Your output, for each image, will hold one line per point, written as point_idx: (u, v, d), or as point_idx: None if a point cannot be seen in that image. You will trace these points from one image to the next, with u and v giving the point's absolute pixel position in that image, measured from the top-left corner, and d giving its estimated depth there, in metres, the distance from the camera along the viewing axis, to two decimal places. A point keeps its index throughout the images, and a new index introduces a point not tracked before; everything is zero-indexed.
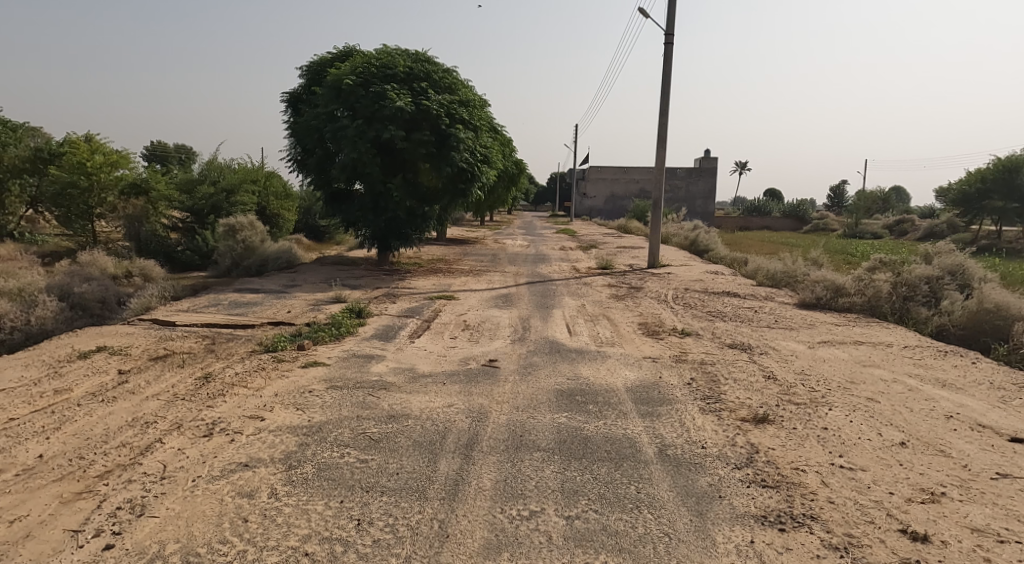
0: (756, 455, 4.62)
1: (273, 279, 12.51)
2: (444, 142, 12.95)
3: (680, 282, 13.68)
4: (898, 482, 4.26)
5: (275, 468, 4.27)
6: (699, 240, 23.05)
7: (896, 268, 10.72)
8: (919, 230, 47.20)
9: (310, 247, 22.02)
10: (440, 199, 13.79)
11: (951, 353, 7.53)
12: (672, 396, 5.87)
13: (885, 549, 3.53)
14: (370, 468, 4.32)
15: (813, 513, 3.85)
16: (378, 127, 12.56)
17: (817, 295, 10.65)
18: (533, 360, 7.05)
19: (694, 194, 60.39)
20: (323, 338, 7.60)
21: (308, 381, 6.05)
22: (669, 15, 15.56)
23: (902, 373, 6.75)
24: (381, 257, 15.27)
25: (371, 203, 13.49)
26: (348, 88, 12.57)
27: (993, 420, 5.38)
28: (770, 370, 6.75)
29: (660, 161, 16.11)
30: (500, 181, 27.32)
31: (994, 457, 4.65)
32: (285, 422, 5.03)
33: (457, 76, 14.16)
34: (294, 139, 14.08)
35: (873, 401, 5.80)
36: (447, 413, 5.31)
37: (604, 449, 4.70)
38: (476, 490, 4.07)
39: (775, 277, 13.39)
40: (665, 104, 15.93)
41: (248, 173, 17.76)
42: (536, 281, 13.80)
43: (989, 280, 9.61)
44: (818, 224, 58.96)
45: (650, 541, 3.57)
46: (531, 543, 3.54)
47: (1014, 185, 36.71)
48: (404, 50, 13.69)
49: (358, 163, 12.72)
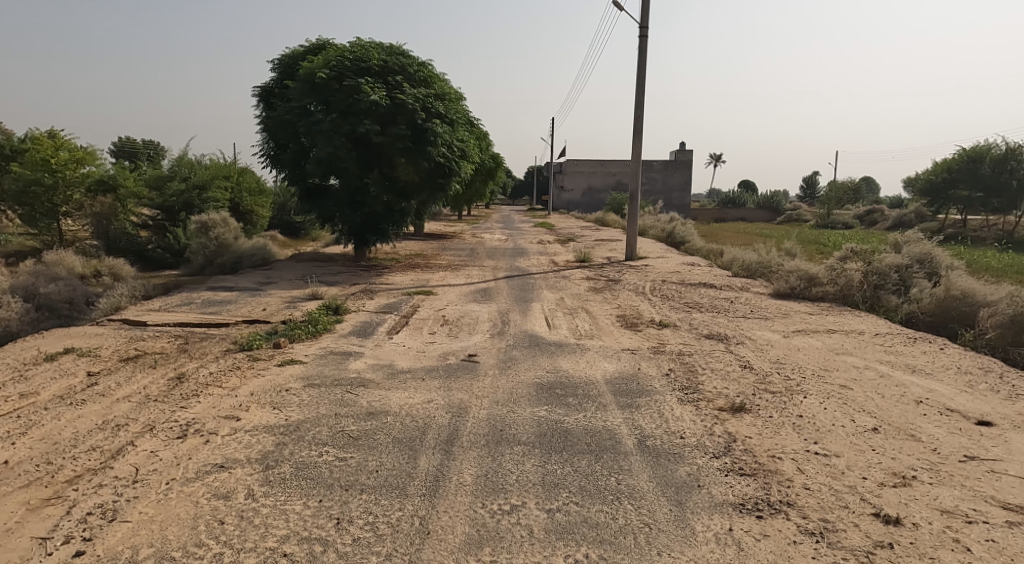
0: (733, 443, 4.68)
1: (247, 276, 12.31)
2: (420, 136, 12.85)
3: (657, 274, 13.77)
4: (871, 466, 4.35)
5: (252, 468, 4.21)
6: (675, 233, 23.22)
7: (867, 258, 10.92)
8: (888, 220, 48.14)
9: (286, 244, 21.75)
10: (418, 193, 13.70)
11: (921, 340, 7.69)
12: (650, 388, 5.91)
13: (859, 533, 3.59)
14: (350, 465, 4.28)
15: (789, 500, 3.91)
16: (353, 121, 12.43)
17: (791, 285, 10.80)
18: (513, 354, 7.04)
19: (671, 186, 60.94)
20: (299, 336, 7.51)
21: (285, 379, 5.97)
22: (644, 8, 15.60)
23: (874, 360, 6.89)
24: (358, 254, 15.12)
25: (347, 198, 13.30)
26: (321, 82, 12.38)
27: (960, 404, 5.52)
28: (746, 360, 6.84)
29: (636, 152, 16.18)
30: (477, 176, 27.21)
31: (961, 440, 4.77)
32: (262, 421, 4.96)
33: (433, 69, 14.03)
34: (266, 134, 13.84)
35: (846, 389, 5.90)
36: (427, 409, 5.29)
37: (585, 441, 4.72)
38: (457, 485, 4.06)
39: (750, 268, 13.56)
40: (641, 96, 16.00)
41: (220, 169, 17.46)
42: (514, 275, 13.77)
43: (956, 267, 9.85)
44: (791, 215, 59.86)
45: (631, 532, 3.59)
46: (512, 538, 3.54)
47: (978, 175, 37.30)
48: (378, 43, 13.51)
49: (334, 158, 12.54)
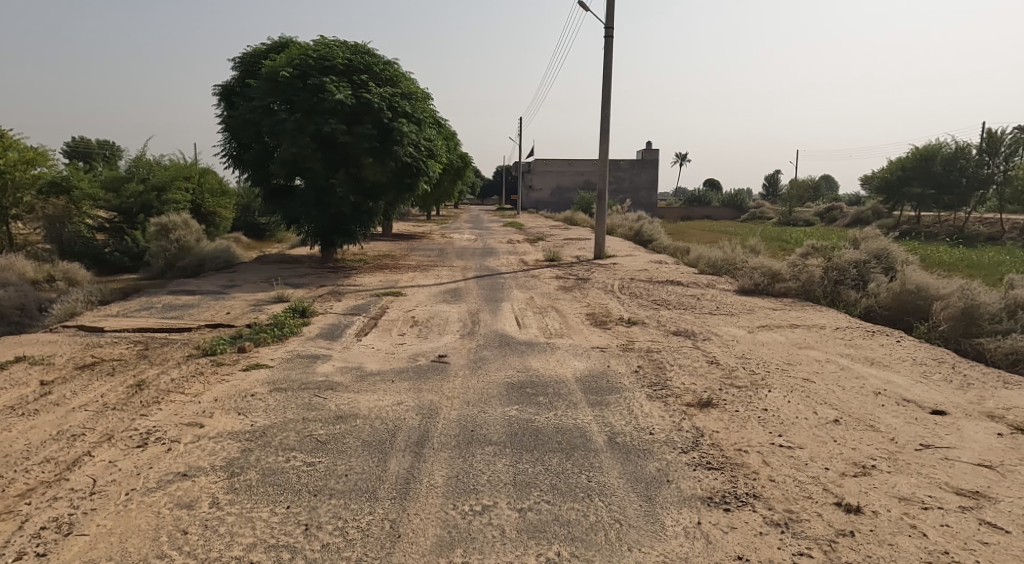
0: (701, 438, 4.76)
1: (210, 280, 12.02)
2: (387, 136, 12.73)
3: (626, 272, 13.90)
4: (833, 457, 4.47)
5: (217, 476, 4.12)
6: (643, 231, 23.55)
7: (827, 254, 11.22)
8: (847, 216, 49.51)
9: (249, 245, 21.41)
10: (385, 194, 13.58)
11: (879, 333, 7.93)
12: (620, 385, 5.96)
13: (821, 522, 3.68)
14: (318, 470, 4.22)
15: (755, 492, 3.99)
16: (318, 120, 12.27)
17: (755, 281, 11.02)
18: (483, 354, 7.02)
19: (639, 185, 61.64)
20: (265, 340, 7.37)
21: (250, 385, 5.84)
22: (609, 8, 15.75)
23: (835, 353, 7.08)
24: (325, 255, 14.91)
25: (313, 198, 13.10)
26: (284, 80, 12.18)
27: (916, 394, 5.71)
28: (713, 355, 6.95)
29: (603, 151, 16.32)
30: (445, 176, 27.09)
31: (918, 429, 4.93)
32: (226, 427, 4.86)
33: (399, 68, 13.92)
34: (228, 134, 13.55)
35: (808, 382, 6.05)
36: (397, 411, 5.24)
37: (555, 439, 4.74)
38: (428, 487, 4.03)
39: (716, 265, 13.80)
40: (607, 96, 16.13)
41: (180, 170, 17.04)
42: (484, 275, 13.75)
43: (911, 263, 10.18)
44: (754, 213, 61.12)
45: (602, 528, 3.62)
46: (484, 538, 3.53)
47: (930, 173, 38.57)
48: (343, 42, 13.34)
49: (298, 158, 12.34)
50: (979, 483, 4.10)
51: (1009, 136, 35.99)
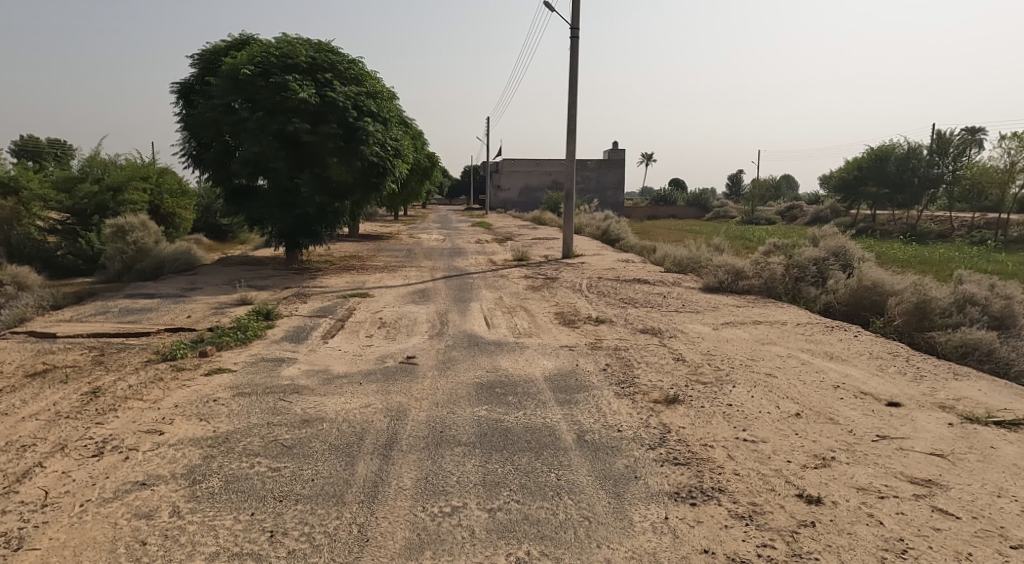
0: (668, 434, 4.82)
1: (169, 283, 11.72)
2: (352, 135, 12.59)
3: (593, 271, 14.01)
4: (794, 450, 4.58)
5: (177, 484, 4.01)
6: (610, 230, 23.80)
7: (788, 252, 11.49)
8: (807, 215, 50.80)
9: (211, 246, 20.98)
10: (351, 194, 13.41)
11: (837, 328, 8.15)
12: (588, 383, 6.00)
13: (784, 513, 3.77)
14: (284, 476, 4.14)
15: (721, 486, 4.06)
16: (281, 120, 12.09)
17: (720, 279, 11.22)
18: (452, 355, 7.00)
19: (606, 185, 62.21)
20: (227, 343, 7.21)
21: (213, 389, 5.72)
22: (574, 9, 15.84)
23: (796, 349, 7.25)
24: (289, 256, 14.67)
25: (277, 199, 12.86)
26: (246, 78, 11.94)
27: (873, 387, 5.88)
28: (679, 352, 7.05)
29: (570, 151, 16.42)
30: (412, 176, 26.90)
31: (875, 421, 5.08)
32: (187, 434, 4.73)
33: (364, 67, 13.78)
34: (187, 132, 13.21)
35: (771, 376, 6.19)
36: (365, 413, 5.18)
37: (525, 438, 4.74)
38: (397, 489, 3.99)
39: (681, 263, 14.03)
40: (574, 96, 16.23)
41: (137, 170, 16.57)
42: (453, 275, 13.70)
43: (867, 260, 10.50)
44: (718, 212, 62.25)
45: (571, 526, 3.64)
46: (454, 540, 3.51)
47: (884, 173, 39.87)
48: (306, 40, 13.14)
49: (261, 158, 12.11)
50: (932, 471, 4.25)
51: (957, 137, 37.35)
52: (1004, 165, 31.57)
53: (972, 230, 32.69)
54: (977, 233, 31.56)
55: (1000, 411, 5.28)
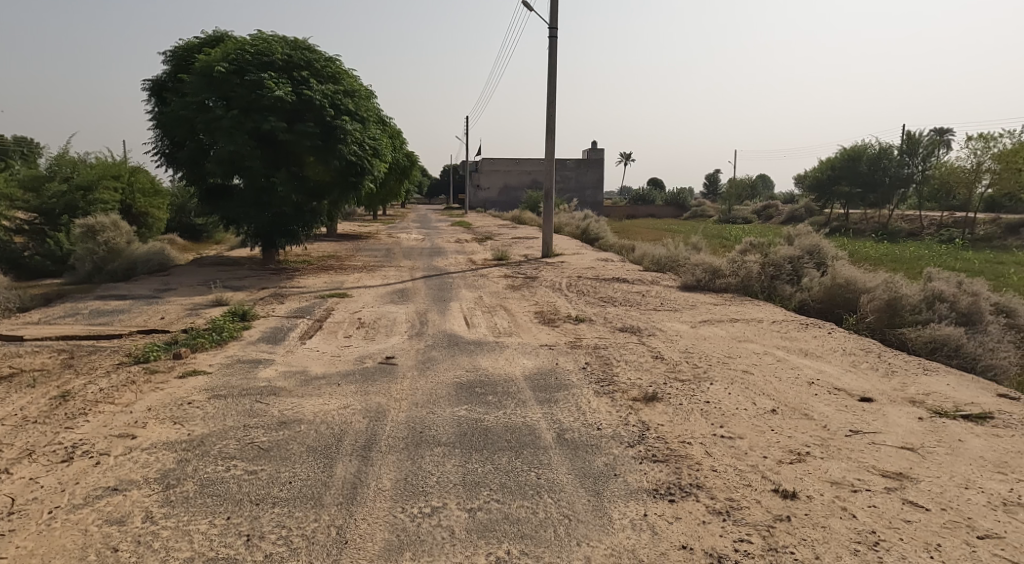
0: (647, 432, 4.86)
1: (142, 284, 11.50)
2: (329, 134, 12.47)
3: (573, 270, 14.05)
4: (770, 445, 4.64)
5: (151, 489, 3.94)
6: (590, 229, 23.90)
7: (764, 250, 11.64)
8: (782, 214, 51.57)
9: (185, 246, 20.65)
10: (328, 193, 13.29)
11: (812, 325, 8.28)
12: (568, 382, 6.02)
13: (760, 509, 3.82)
14: (260, 479, 4.09)
15: (698, 482, 4.10)
16: (256, 118, 11.94)
17: (698, 277, 11.33)
18: (431, 355, 6.97)
19: (585, 184, 62.47)
20: (202, 345, 7.09)
21: (187, 392, 5.62)
22: (553, 9, 15.88)
23: (772, 346, 7.35)
24: (266, 256, 14.48)
25: (253, 198, 12.69)
26: (220, 76, 11.76)
27: (847, 383, 5.99)
28: (658, 351, 7.10)
29: (549, 150, 16.45)
30: (391, 175, 26.72)
31: (848, 416, 5.18)
32: (161, 438, 4.65)
33: (341, 65, 13.66)
34: (159, 130, 12.97)
35: (747, 373, 6.27)
36: (343, 415, 5.14)
37: (504, 438, 4.74)
38: (376, 491, 3.97)
39: (660, 262, 14.14)
40: (553, 96, 16.27)
41: (108, 169, 16.44)
42: (432, 275, 13.63)
43: (841, 258, 10.68)
44: (696, 211, 62.85)
45: (551, 525, 3.65)
46: (434, 540, 3.50)
47: (857, 172, 40.69)
48: (281, 37, 12.99)
49: (236, 156, 11.94)
50: (903, 464, 4.34)
51: (926, 137, 38.25)
52: (970, 165, 32.38)
53: (941, 229, 33.48)
54: (945, 231, 32.33)
55: (968, 405, 5.41)
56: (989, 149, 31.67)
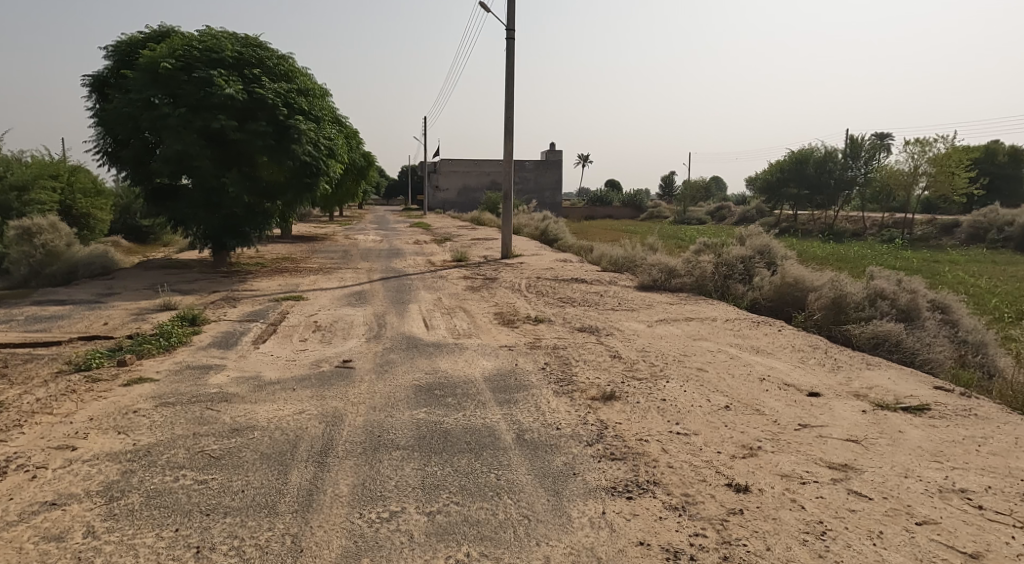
0: (605, 430, 4.91)
1: (83, 288, 11.02)
2: (283, 134, 12.21)
3: (532, 271, 14.12)
4: (724, 441, 4.75)
5: (93, 502, 3.77)
6: (548, 230, 24.04)
7: (717, 250, 11.93)
8: (734, 215, 52.96)
9: (131, 249, 19.92)
10: (282, 193, 12.99)
11: (763, 323, 8.52)
12: (527, 383, 6.04)
13: (714, 503, 3.91)
14: (211, 488, 3.96)
15: (655, 478, 4.17)
16: (205, 116, 11.59)
17: (654, 277, 11.52)
18: (390, 358, 6.90)
19: (543, 185, 62.83)
20: (149, 351, 6.84)
21: (133, 400, 5.41)
22: (510, 10, 15.92)
23: (725, 343, 7.53)
24: (217, 259, 14.07)
25: (202, 198, 12.30)
26: (166, 72, 11.37)
27: (796, 378, 6.19)
28: (615, 350, 7.20)
29: (508, 151, 16.48)
30: (348, 175, 26.34)
31: (797, 411, 5.34)
32: (104, 449, 4.46)
33: (294, 63, 13.40)
34: (101, 128, 12.46)
35: (702, 371, 6.41)
36: (299, 420, 5.03)
37: (464, 440, 4.72)
38: (333, 497, 3.89)
39: (617, 262, 14.34)
40: (511, 97, 16.30)
41: (44, 168, 15.72)
42: (390, 277, 13.48)
43: (790, 258, 11.03)
44: (652, 212, 63.94)
45: (511, 525, 3.65)
46: (392, 545, 3.45)
47: (805, 175, 42.10)
48: (231, 33, 12.65)
49: (184, 156, 11.56)
50: (849, 456, 4.51)
51: (868, 141, 39.91)
52: (908, 167, 33.87)
53: (882, 229, 34.92)
54: (886, 232, 33.75)
55: (907, 397, 5.66)
56: (925, 153, 33.21)
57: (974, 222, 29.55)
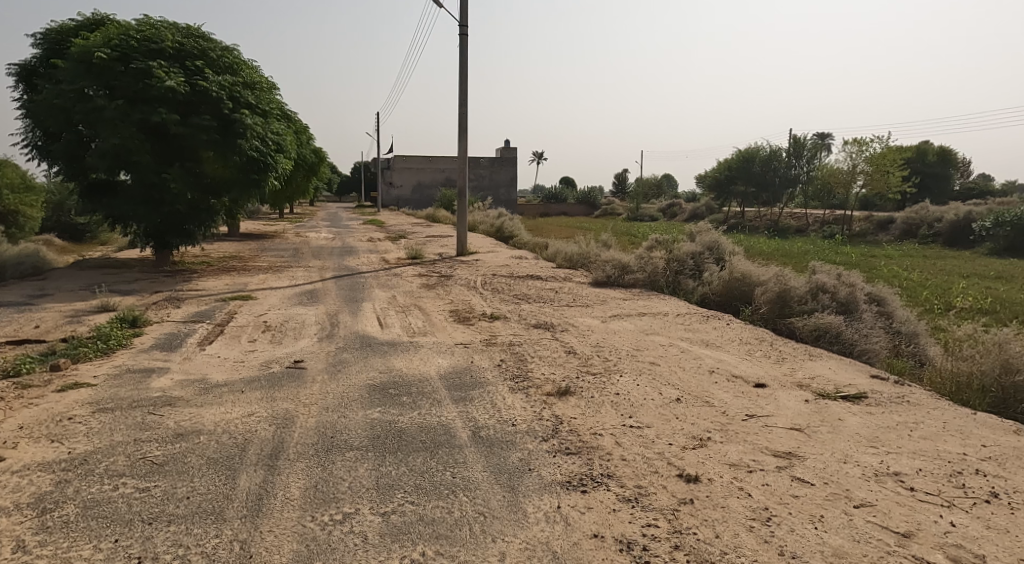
0: (560, 425, 4.95)
1: (12, 289, 10.43)
2: (228, 128, 11.83)
3: (487, 268, 14.09)
4: (676, 433, 4.85)
5: (23, 515, 3.58)
6: (503, 227, 24.05)
7: (669, 247, 12.16)
8: (684, 212, 54.12)
9: (66, 248, 18.96)
10: (228, 190, 12.58)
11: (712, 317, 8.74)
12: (483, 380, 6.03)
13: (666, 493, 3.99)
14: (154, 496, 3.81)
15: (609, 472, 4.23)
16: (144, 109, 11.12)
17: (608, 274, 11.64)
18: (343, 357, 6.77)
19: (498, 182, 62.85)
20: (85, 355, 6.52)
21: (67, 407, 5.15)
22: (463, 6, 15.83)
23: (677, 337, 7.70)
24: (159, 258, 13.54)
25: (142, 195, 11.79)
26: (100, 62, 10.86)
27: (743, 370, 6.38)
28: (570, 345, 7.26)
29: (462, 148, 16.39)
30: (298, 171, 25.71)
31: (744, 402, 5.50)
32: (36, 459, 4.24)
33: (239, 55, 12.99)
34: (30, 120, 11.82)
35: (654, 365, 6.53)
36: (248, 423, 4.89)
37: (419, 439, 4.68)
38: (284, 500, 3.80)
39: (572, 259, 14.46)
40: (464, 93, 16.22)
41: None
42: (343, 275, 13.24)
43: (737, 253, 11.35)
44: (606, 209, 64.77)
45: (466, 523, 3.64)
46: (345, 547, 3.39)
47: (751, 173, 43.39)
48: (171, 23, 12.17)
49: (121, 150, 11.07)
50: (793, 444, 4.67)
51: (810, 141, 41.39)
52: (847, 167, 35.26)
53: (824, 226, 36.29)
54: (827, 228, 35.09)
55: (846, 387, 5.89)
56: (863, 152, 34.69)
57: (907, 219, 31.01)
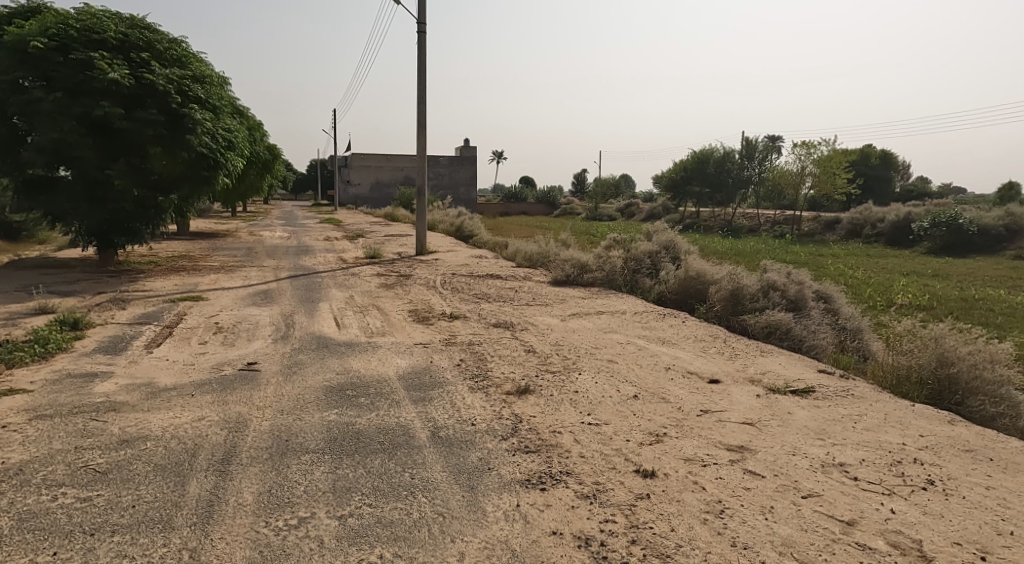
0: (519, 424, 4.96)
1: None
2: (176, 123, 11.45)
3: (446, 268, 14.01)
4: (633, 429, 4.92)
5: None
6: (463, 227, 23.96)
7: (626, 246, 12.33)
8: (642, 212, 54.94)
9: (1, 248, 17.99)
10: (176, 187, 12.16)
11: (669, 315, 8.90)
12: (442, 379, 6.00)
13: (623, 489, 4.04)
14: (97, 506, 3.65)
15: (567, 469, 4.26)
16: (85, 102, 10.64)
17: (567, 273, 11.64)
18: (299, 359, 6.63)
19: (458, 181, 62.63)
20: (21, 360, 6.21)
21: (1, 415, 4.89)
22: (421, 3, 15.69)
23: (634, 335, 7.81)
24: (103, 258, 12.99)
25: (84, 192, 11.29)
26: (37, 52, 10.35)
27: (698, 366, 6.51)
28: (529, 344, 7.28)
29: (421, 146, 16.26)
30: (251, 168, 25.03)
31: (699, 397, 5.62)
32: None
33: (187, 48, 12.58)
34: None
35: (612, 363, 6.61)
36: (198, 427, 4.74)
37: (377, 440, 4.62)
38: (235, 506, 3.70)
39: (531, 258, 14.50)
40: (423, 91, 16.09)
41: None
42: (298, 275, 12.96)
43: (692, 252, 11.60)
44: (565, 208, 65.30)
45: (425, 524, 3.61)
46: (300, 552, 3.32)
47: (706, 174, 44.30)
48: (114, 13, 11.70)
49: (61, 144, 10.57)
50: (745, 438, 4.79)
51: (762, 143, 42.61)
52: (796, 168, 36.43)
53: (775, 225, 37.42)
54: (778, 228, 36.20)
55: (795, 381, 6.08)
56: (811, 155, 35.90)
57: (852, 219, 32.25)
